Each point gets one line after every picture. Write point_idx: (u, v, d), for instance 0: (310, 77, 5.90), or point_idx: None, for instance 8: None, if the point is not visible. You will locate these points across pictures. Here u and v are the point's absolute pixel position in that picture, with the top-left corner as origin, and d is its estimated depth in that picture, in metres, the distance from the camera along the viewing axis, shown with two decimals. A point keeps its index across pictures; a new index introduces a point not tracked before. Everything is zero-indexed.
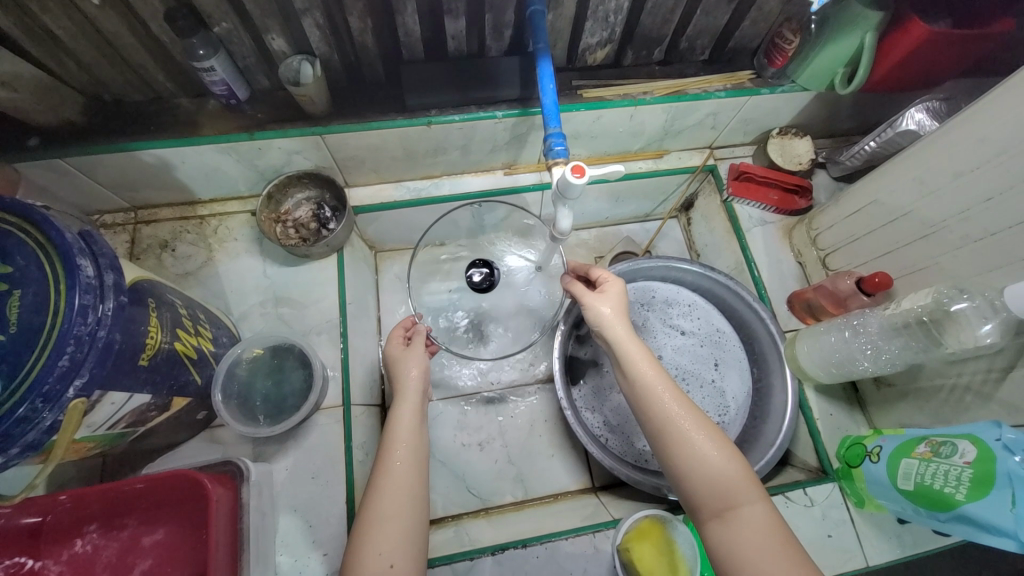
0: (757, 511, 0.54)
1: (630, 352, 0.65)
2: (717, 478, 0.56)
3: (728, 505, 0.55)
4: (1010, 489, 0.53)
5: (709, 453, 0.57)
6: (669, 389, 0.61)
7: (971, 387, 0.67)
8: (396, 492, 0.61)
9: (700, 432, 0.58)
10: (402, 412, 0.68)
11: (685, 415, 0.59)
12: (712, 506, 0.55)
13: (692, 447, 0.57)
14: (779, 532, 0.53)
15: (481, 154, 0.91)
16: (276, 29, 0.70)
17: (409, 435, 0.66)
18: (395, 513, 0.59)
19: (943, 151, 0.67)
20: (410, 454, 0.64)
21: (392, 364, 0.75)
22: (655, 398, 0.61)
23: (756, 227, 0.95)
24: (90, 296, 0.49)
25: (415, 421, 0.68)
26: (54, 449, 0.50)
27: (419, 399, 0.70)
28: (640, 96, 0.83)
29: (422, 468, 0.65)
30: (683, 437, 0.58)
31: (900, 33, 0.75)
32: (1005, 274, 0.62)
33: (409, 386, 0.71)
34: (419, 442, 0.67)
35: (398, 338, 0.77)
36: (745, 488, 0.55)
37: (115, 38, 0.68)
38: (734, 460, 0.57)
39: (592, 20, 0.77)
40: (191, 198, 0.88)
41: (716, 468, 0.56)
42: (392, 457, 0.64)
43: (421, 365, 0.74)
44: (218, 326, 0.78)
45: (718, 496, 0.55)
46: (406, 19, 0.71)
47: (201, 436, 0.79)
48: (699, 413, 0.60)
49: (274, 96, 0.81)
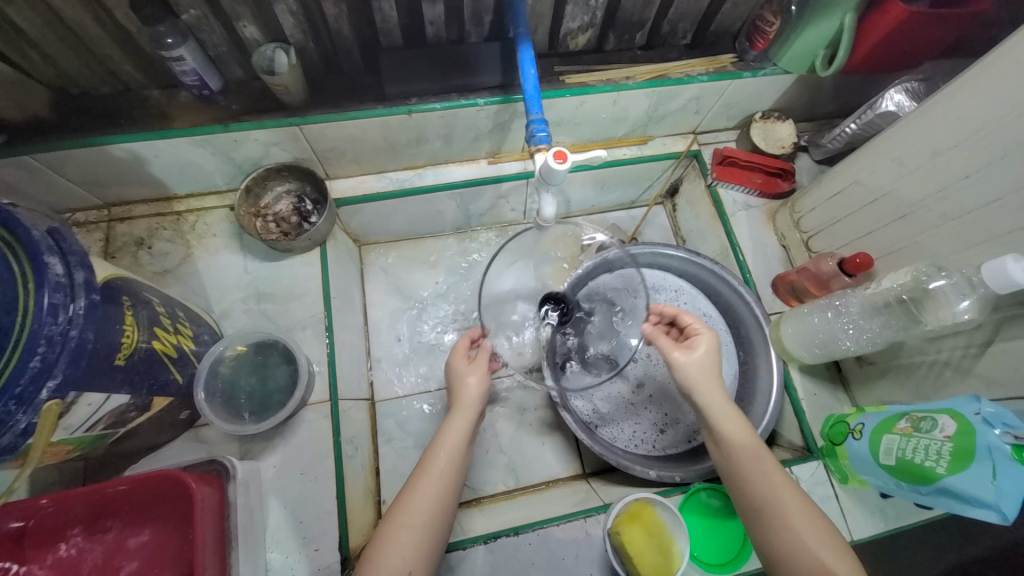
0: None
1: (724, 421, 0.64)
2: (820, 566, 0.54)
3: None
4: (990, 461, 0.54)
5: (809, 537, 0.56)
6: (766, 464, 0.61)
7: (950, 362, 0.68)
8: (422, 508, 0.61)
9: (801, 514, 0.57)
10: (455, 421, 0.68)
11: (783, 493, 0.59)
12: None
13: (789, 526, 0.57)
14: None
15: (464, 143, 0.90)
16: (248, 17, 0.68)
17: (452, 452, 0.66)
18: (415, 526, 0.59)
19: (920, 132, 0.67)
20: (448, 472, 0.64)
21: (451, 376, 0.74)
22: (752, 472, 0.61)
23: (740, 211, 0.96)
24: (60, 294, 0.48)
25: (463, 439, 0.67)
26: (31, 452, 0.49)
27: (473, 417, 0.70)
28: (623, 80, 0.83)
29: (455, 490, 0.64)
30: (780, 515, 0.58)
31: (879, 14, 0.75)
32: (982, 252, 0.63)
33: (468, 400, 0.70)
34: (461, 459, 0.66)
35: (463, 351, 0.76)
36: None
37: (80, 28, 0.66)
38: (835, 546, 0.55)
39: (573, 4, 0.76)
40: (166, 193, 0.86)
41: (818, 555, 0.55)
42: (427, 472, 0.63)
43: (483, 380, 0.72)
44: (199, 324, 0.76)
45: None
46: (382, 5, 0.69)
47: (185, 437, 0.78)
48: (799, 494, 0.59)
49: (249, 87, 0.78)
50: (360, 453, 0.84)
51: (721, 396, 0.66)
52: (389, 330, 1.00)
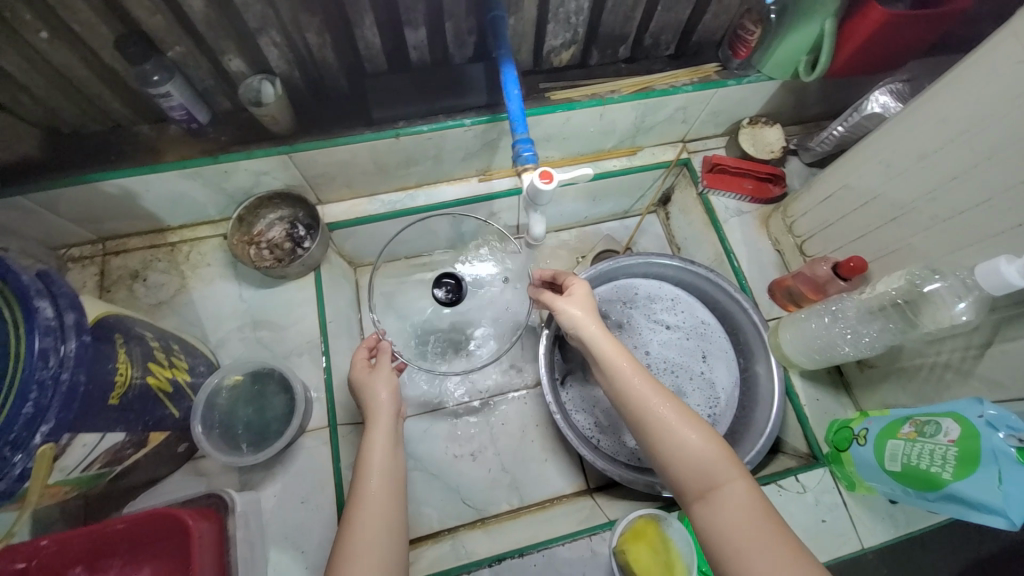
0: (740, 490, 0.53)
1: (605, 350, 0.64)
2: (698, 463, 0.55)
3: (706, 487, 0.54)
4: (996, 467, 0.53)
5: (687, 440, 0.56)
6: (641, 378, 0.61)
7: (951, 364, 0.67)
8: (370, 532, 0.57)
9: (673, 414, 0.58)
10: (374, 438, 0.66)
11: (657, 402, 0.59)
12: (693, 488, 0.54)
13: (663, 430, 0.57)
14: (760, 506, 0.52)
15: (454, 162, 0.90)
16: (233, 50, 0.69)
17: (383, 470, 0.63)
18: (371, 550, 0.56)
19: (904, 135, 0.68)
20: (384, 484, 0.62)
21: (360, 387, 0.72)
22: (629, 389, 0.61)
23: (733, 218, 0.96)
24: (51, 338, 0.48)
25: (389, 443, 0.66)
26: (29, 494, 0.49)
27: (391, 420, 0.69)
28: (608, 95, 0.83)
29: (399, 497, 0.63)
30: (657, 422, 0.58)
31: (860, 17, 0.75)
32: (974, 253, 0.63)
33: (379, 409, 0.68)
34: (394, 470, 0.64)
35: (363, 360, 0.75)
36: (724, 467, 0.54)
37: (67, 69, 0.66)
38: (708, 442, 0.56)
39: (554, 22, 0.76)
40: (159, 225, 0.86)
41: (694, 453, 0.55)
42: (365, 489, 0.61)
43: (390, 385, 0.71)
44: (195, 355, 0.76)
45: (698, 478, 0.54)
46: (365, 32, 0.70)
47: (185, 469, 0.77)
48: (674, 398, 0.60)
49: (237, 118, 0.79)
50: None
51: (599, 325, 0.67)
52: None
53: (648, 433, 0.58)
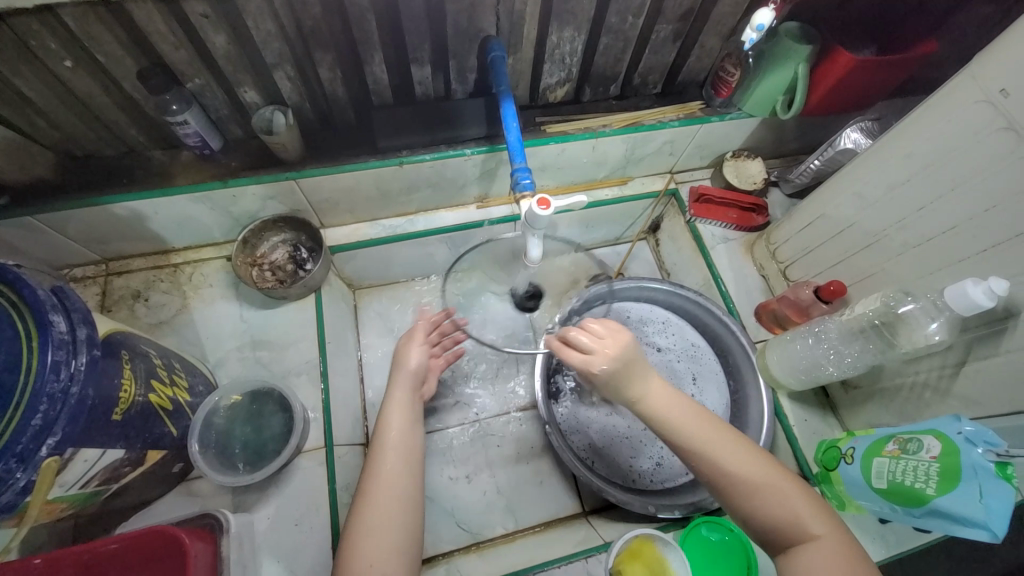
0: (833, 541, 0.53)
1: (667, 407, 0.62)
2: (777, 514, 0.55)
3: (795, 541, 0.54)
4: (977, 481, 0.55)
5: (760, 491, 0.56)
6: (715, 435, 0.59)
7: (929, 384, 0.70)
8: (383, 496, 0.63)
9: (749, 468, 0.57)
10: (393, 405, 0.73)
11: (736, 460, 0.57)
12: (778, 540, 0.55)
13: (747, 491, 0.56)
14: (852, 557, 0.52)
15: (454, 189, 0.94)
16: (248, 82, 0.73)
17: (401, 432, 0.70)
18: (385, 516, 0.61)
19: (874, 168, 0.73)
20: (399, 457, 0.67)
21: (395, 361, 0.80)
22: (704, 449, 0.58)
23: (720, 244, 1.00)
24: (63, 352, 0.49)
25: (406, 416, 0.72)
26: (27, 510, 0.49)
27: (408, 392, 0.76)
28: (600, 128, 0.89)
29: (415, 469, 0.67)
30: (738, 481, 0.56)
31: (830, 62, 0.82)
32: (944, 277, 0.67)
33: (402, 378, 0.76)
34: (411, 438, 0.70)
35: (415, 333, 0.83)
36: (812, 518, 0.54)
37: (88, 97, 0.70)
38: (792, 495, 0.55)
39: (550, 62, 0.82)
40: (164, 246, 0.88)
41: (781, 510, 0.55)
42: (382, 457, 0.66)
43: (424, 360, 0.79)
44: (195, 373, 0.77)
45: (780, 530, 0.55)
46: (374, 69, 0.75)
47: (178, 490, 0.77)
48: (743, 445, 0.59)
49: (247, 145, 0.83)
50: None
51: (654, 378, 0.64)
52: (383, 373, 1.01)
53: (732, 494, 0.57)
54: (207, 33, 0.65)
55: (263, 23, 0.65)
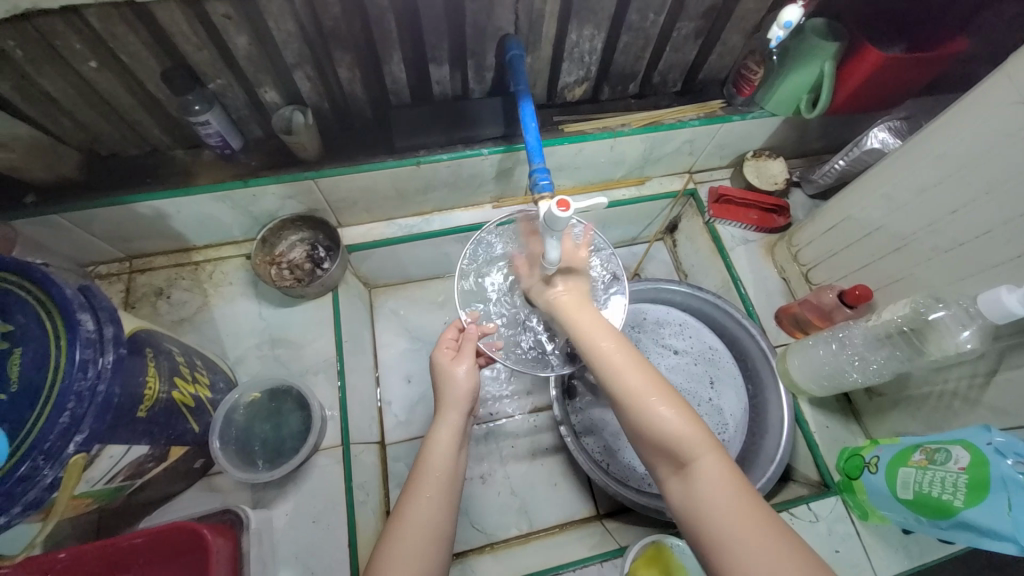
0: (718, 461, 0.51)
1: (582, 326, 0.63)
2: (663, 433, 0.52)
3: (680, 459, 0.52)
4: (1005, 494, 0.53)
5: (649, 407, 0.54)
6: (619, 353, 0.59)
7: (958, 393, 0.68)
8: (418, 530, 0.57)
9: (648, 393, 0.55)
10: (441, 427, 0.66)
11: (637, 379, 0.56)
12: (668, 461, 0.53)
13: (640, 411, 0.54)
14: (737, 483, 0.49)
15: (470, 189, 0.94)
16: (269, 83, 0.73)
17: (445, 456, 0.63)
18: (416, 556, 0.55)
19: (902, 170, 0.71)
20: (443, 487, 0.61)
21: (439, 377, 0.71)
22: (609, 365, 0.59)
23: (739, 246, 0.98)
24: (90, 350, 0.50)
25: (453, 441, 0.65)
26: (55, 505, 0.50)
27: (461, 415, 0.67)
28: (618, 128, 0.88)
29: (453, 502, 0.61)
30: (631, 398, 0.55)
31: (858, 59, 0.79)
32: (976, 282, 0.65)
33: (454, 398, 0.67)
34: (454, 464, 0.64)
35: (447, 344, 0.74)
36: (696, 441, 0.52)
37: (112, 97, 0.71)
38: (680, 419, 0.53)
39: (569, 61, 0.81)
40: (185, 245, 0.90)
41: (668, 431, 0.52)
42: (422, 486, 0.60)
43: (472, 374, 0.70)
44: (215, 371, 0.78)
45: (670, 452, 0.52)
46: (393, 68, 0.75)
47: (199, 485, 0.78)
48: (651, 368, 0.58)
49: (267, 144, 0.84)
50: (372, 498, 0.83)
51: (576, 297, 0.68)
52: (398, 372, 1.01)
53: (628, 412, 0.56)
54: (229, 34, 0.65)
55: (284, 23, 0.65)
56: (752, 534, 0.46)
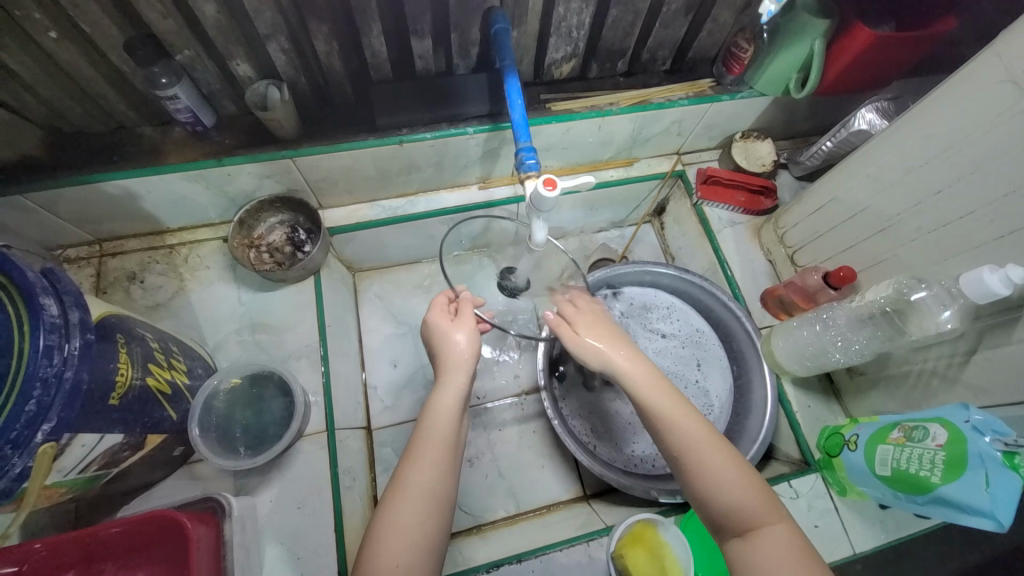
0: (783, 532, 0.51)
1: (645, 389, 0.59)
2: (731, 498, 0.53)
3: (746, 529, 0.52)
4: (982, 470, 0.55)
5: (715, 467, 0.54)
6: (687, 415, 0.57)
7: (937, 371, 0.70)
8: (415, 499, 0.56)
9: (713, 456, 0.55)
10: (444, 391, 0.62)
11: (705, 446, 0.55)
12: (733, 527, 0.53)
13: (701, 474, 0.54)
14: (803, 551, 0.50)
15: (455, 170, 0.91)
16: (241, 55, 0.70)
17: (446, 420, 0.61)
18: (415, 523, 0.55)
19: (890, 150, 0.71)
20: (443, 453, 0.59)
21: (434, 337, 0.66)
22: (674, 427, 0.57)
23: (726, 228, 0.98)
24: (56, 336, 0.48)
25: (454, 406, 0.62)
26: (25, 495, 0.48)
27: (467, 377, 0.64)
28: (607, 107, 0.86)
29: (454, 467, 0.60)
30: (693, 460, 0.55)
31: (848, 38, 0.78)
32: (958, 263, 0.66)
33: (458, 360, 0.64)
34: (456, 427, 0.61)
35: (442, 307, 0.68)
36: (763, 510, 0.52)
37: (74, 70, 0.67)
38: (754, 490, 0.53)
39: (556, 36, 0.79)
40: (158, 227, 0.86)
41: (736, 497, 0.53)
42: (423, 451, 0.59)
43: (473, 339, 0.65)
44: (193, 357, 0.76)
45: (737, 518, 0.52)
46: (372, 41, 0.72)
47: (180, 473, 0.76)
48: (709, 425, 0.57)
49: (241, 121, 0.80)
50: (358, 482, 0.83)
51: (625, 349, 0.63)
52: (384, 357, 1.00)
53: (691, 476, 0.55)
54: (195, 2, 0.61)
55: None
56: None
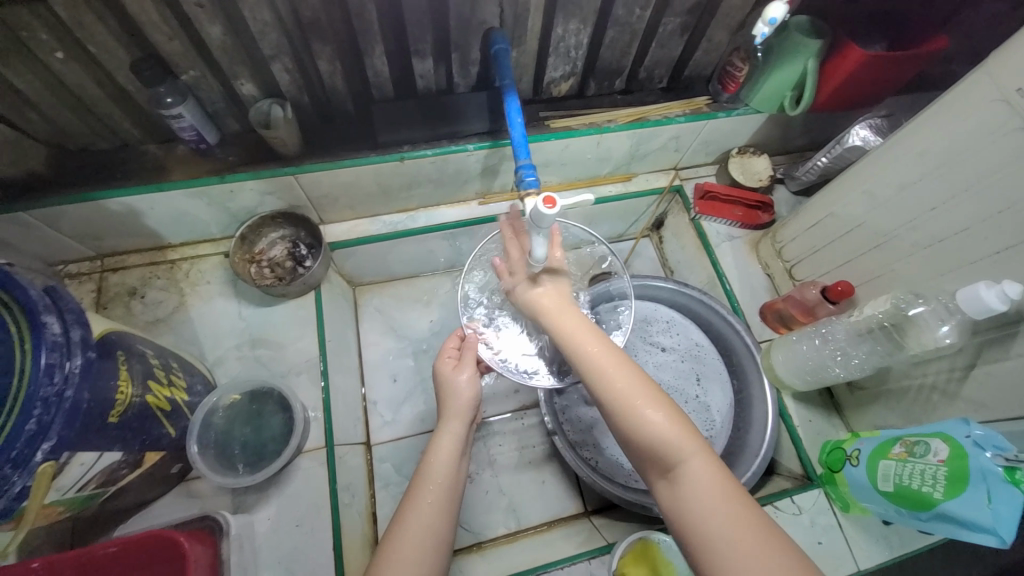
0: (702, 464, 0.50)
1: (568, 331, 0.61)
2: (649, 435, 0.52)
3: (668, 465, 0.51)
4: (984, 486, 0.54)
5: (632, 400, 0.54)
6: (609, 360, 0.57)
7: (937, 386, 0.70)
8: (416, 538, 0.56)
9: (632, 392, 0.54)
10: (444, 435, 0.65)
11: (621, 383, 0.55)
12: (656, 466, 0.52)
13: (626, 416, 0.54)
14: (726, 483, 0.49)
15: (455, 185, 0.92)
16: (246, 75, 0.71)
17: (445, 465, 0.63)
18: (413, 561, 0.55)
19: (884, 167, 0.72)
20: (443, 495, 0.61)
21: (440, 385, 0.69)
22: (597, 374, 0.56)
23: (724, 242, 0.99)
24: (57, 354, 0.48)
25: (455, 451, 0.64)
26: (25, 515, 0.48)
27: (465, 424, 0.67)
28: (605, 124, 0.87)
29: (453, 510, 0.61)
30: (614, 397, 0.55)
31: (840, 58, 0.80)
32: (955, 278, 0.66)
33: (458, 408, 0.67)
34: (455, 472, 0.63)
35: (448, 354, 0.72)
36: (683, 445, 0.51)
37: (80, 90, 0.68)
38: (673, 424, 0.52)
39: (555, 55, 0.80)
40: (160, 243, 0.87)
41: (659, 437, 0.52)
42: (423, 493, 0.60)
43: (474, 382, 0.68)
44: (192, 373, 0.76)
45: (658, 456, 0.52)
46: (375, 61, 0.73)
47: (177, 491, 0.76)
48: (629, 361, 0.57)
49: (245, 138, 0.81)
50: (357, 499, 0.82)
51: (562, 300, 0.65)
52: (384, 371, 1.00)
53: (611, 413, 0.55)
54: (202, 24, 0.63)
55: (260, 13, 0.63)
56: (751, 549, 0.44)
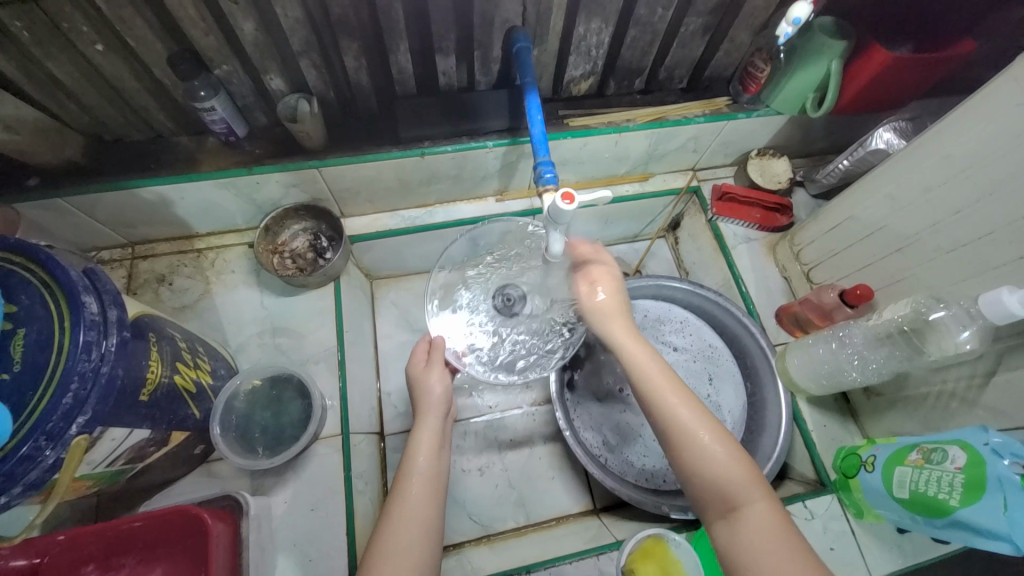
0: (762, 508, 0.53)
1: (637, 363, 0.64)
2: (711, 473, 0.56)
3: (730, 505, 0.55)
4: (1001, 494, 0.54)
5: (700, 440, 0.57)
6: (681, 399, 0.60)
7: (956, 393, 0.69)
8: (408, 526, 0.59)
9: (703, 432, 0.58)
10: (423, 430, 0.69)
11: (693, 421, 0.58)
12: (716, 505, 0.56)
13: (688, 453, 0.57)
14: (783, 530, 0.52)
15: (473, 181, 0.94)
16: (274, 70, 0.73)
17: (426, 457, 0.67)
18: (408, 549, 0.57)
19: (908, 170, 0.71)
20: (429, 486, 0.64)
21: (415, 383, 0.75)
22: (664, 409, 0.60)
23: (741, 244, 0.98)
24: (94, 332, 0.50)
25: (435, 442, 0.68)
26: (56, 486, 0.50)
27: (440, 419, 0.72)
28: (624, 123, 0.87)
29: (441, 498, 0.65)
30: (680, 433, 0.58)
31: (864, 60, 0.79)
32: (978, 283, 0.65)
33: (432, 403, 0.72)
34: (438, 465, 0.67)
35: (419, 357, 0.77)
36: (747, 487, 0.55)
37: (118, 82, 0.71)
38: (738, 465, 0.56)
39: (576, 54, 0.81)
40: (188, 232, 0.90)
41: (722, 475, 0.55)
42: (409, 487, 0.63)
43: (444, 381, 0.74)
44: (216, 358, 0.78)
45: (720, 495, 0.55)
46: (399, 58, 0.75)
47: (198, 471, 0.78)
48: (696, 403, 0.60)
49: (271, 132, 0.83)
50: (370, 487, 0.84)
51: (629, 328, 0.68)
52: (398, 364, 1.02)
53: (675, 448, 0.59)
54: (236, 20, 0.65)
55: (291, 10, 0.65)
56: None
